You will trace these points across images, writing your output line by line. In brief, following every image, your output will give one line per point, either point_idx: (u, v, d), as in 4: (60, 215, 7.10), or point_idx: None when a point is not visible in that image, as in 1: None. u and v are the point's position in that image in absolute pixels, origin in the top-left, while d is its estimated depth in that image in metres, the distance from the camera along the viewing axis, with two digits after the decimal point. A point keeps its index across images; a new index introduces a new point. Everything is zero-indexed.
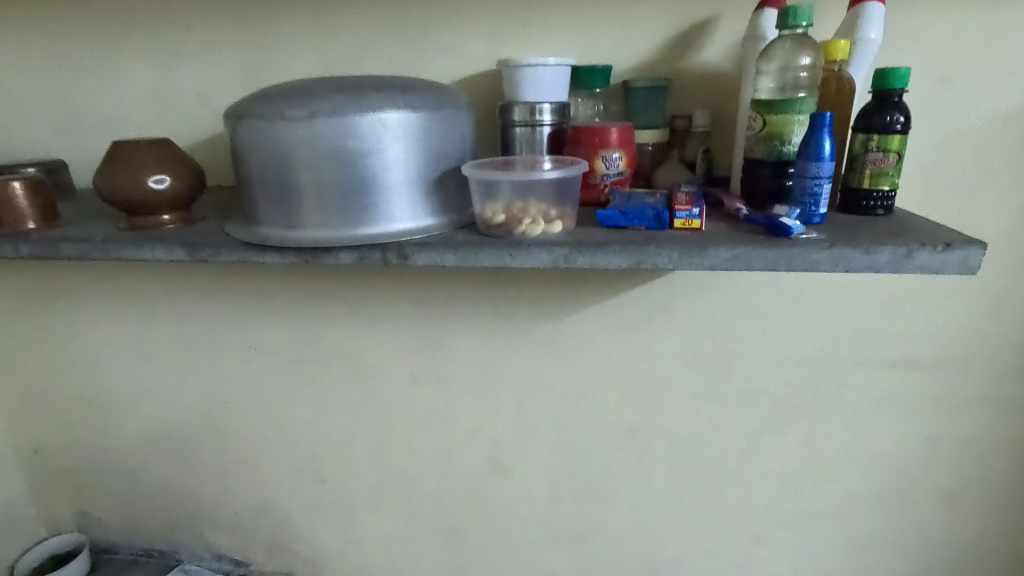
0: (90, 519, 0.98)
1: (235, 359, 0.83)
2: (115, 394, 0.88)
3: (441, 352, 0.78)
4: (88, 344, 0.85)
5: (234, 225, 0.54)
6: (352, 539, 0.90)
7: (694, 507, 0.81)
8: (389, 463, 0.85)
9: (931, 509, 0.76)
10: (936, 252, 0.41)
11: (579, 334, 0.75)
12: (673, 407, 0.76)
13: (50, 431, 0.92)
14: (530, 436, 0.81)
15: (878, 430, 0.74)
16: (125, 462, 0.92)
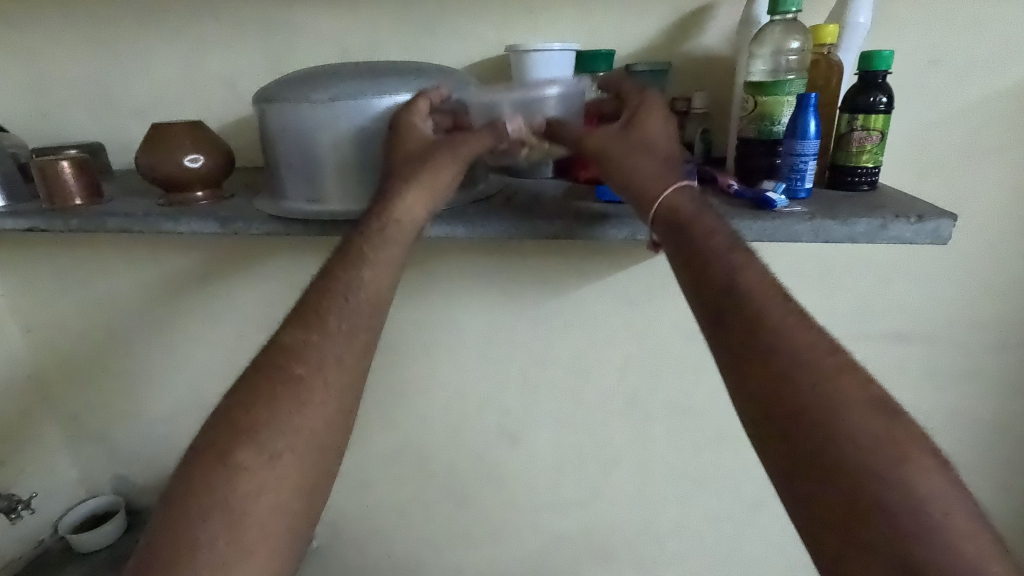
0: (127, 484, 1.04)
1: (260, 332, 0.88)
2: (148, 367, 0.94)
3: (452, 327, 0.83)
4: (124, 319, 0.91)
5: (263, 201, 0.59)
6: (369, 504, 0.96)
7: (694, 474, 0.85)
8: (403, 430, 0.90)
9: None
10: (909, 223, 0.45)
11: (586, 308, 0.78)
12: (675, 378, 0.80)
13: (89, 401, 0.99)
14: (538, 405, 0.85)
15: None
16: (159, 429, 0.99)
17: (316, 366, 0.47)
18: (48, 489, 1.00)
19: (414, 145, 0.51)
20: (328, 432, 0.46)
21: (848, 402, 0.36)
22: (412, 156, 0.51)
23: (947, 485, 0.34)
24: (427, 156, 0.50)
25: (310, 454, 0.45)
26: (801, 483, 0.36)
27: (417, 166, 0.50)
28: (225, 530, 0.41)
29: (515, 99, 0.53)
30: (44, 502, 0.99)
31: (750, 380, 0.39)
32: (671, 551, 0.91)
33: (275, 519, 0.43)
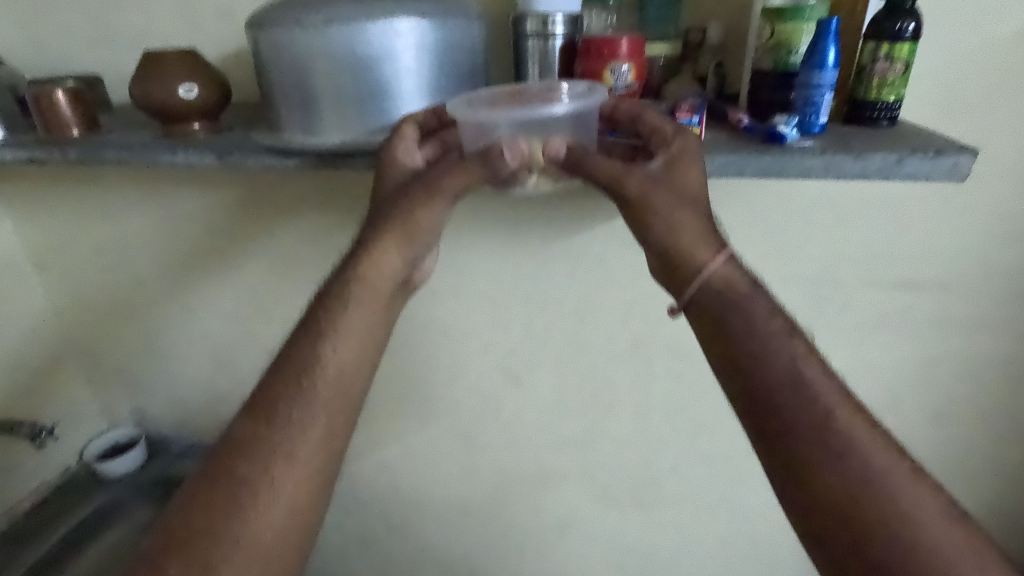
0: (144, 416, 1.09)
1: (265, 272, 0.89)
2: (158, 304, 0.96)
3: (457, 269, 0.82)
4: (132, 258, 0.92)
5: (260, 133, 0.58)
6: (376, 440, 0.99)
7: (693, 417, 0.86)
8: (407, 370, 0.92)
9: (929, 426, 0.79)
10: (925, 158, 0.43)
11: (590, 251, 0.77)
12: (679, 323, 0.80)
13: (103, 337, 1.02)
14: (540, 348, 0.86)
15: (882, 351, 0.76)
16: (172, 365, 1.01)
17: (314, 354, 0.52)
18: (71, 419, 1.05)
19: (391, 184, 0.51)
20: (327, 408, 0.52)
21: (863, 446, 0.46)
22: (393, 195, 0.51)
23: (930, 503, 0.45)
24: (405, 202, 0.51)
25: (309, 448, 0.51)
26: (816, 520, 0.46)
27: (401, 208, 0.51)
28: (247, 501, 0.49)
29: (518, 123, 0.49)
30: (68, 431, 1.04)
31: (778, 447, 0.47)
32: (669, 489, 0.93)
33: (261, 547, 0.49)
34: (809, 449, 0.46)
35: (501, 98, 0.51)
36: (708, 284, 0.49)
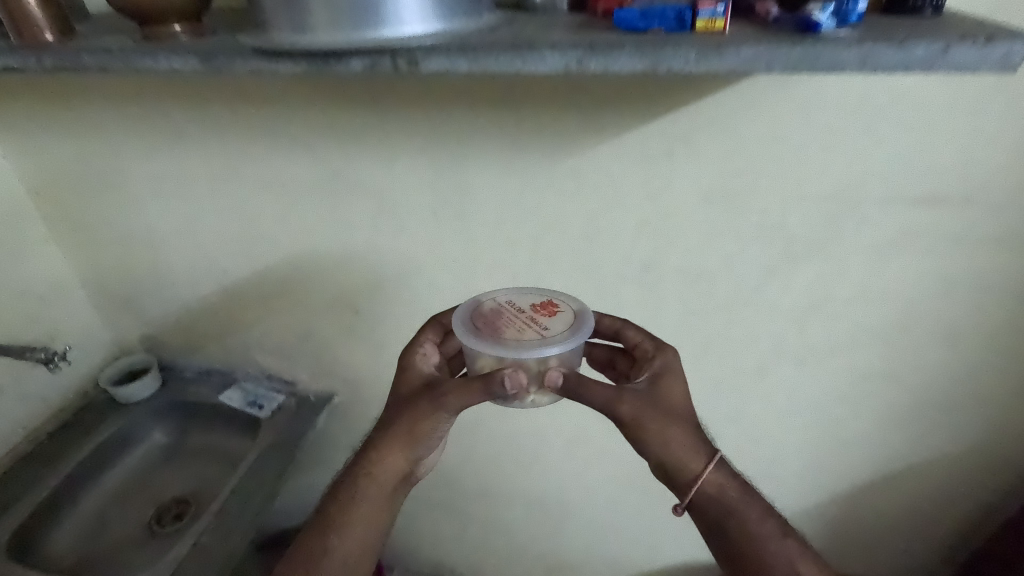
0: (155, 342, 1.10)
1: (266, 195, 0.87)
2: (160, 229, 0.95)
3: (462, 189, 0.79)
4: (130, 181, 0.90)
5: (247, 35, 0.53)
6: (385, 363, 1.01)
7: (701, 340, 0.86)
8: (413, 295, 0.92)
9: (940, 347, 0.79)
10: (976, 46, 0.39)
11: (600, 169, 0.74)
12: (690, 243, 0.77)
13: (107, 264, 1.01)
14: (547, 272, 0.84)
15: (898, 270, 0.74)
16: (179, 291, 1.02)
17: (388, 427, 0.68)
18: (83, 344, 1.06)
19: (405, 391, 0.68)
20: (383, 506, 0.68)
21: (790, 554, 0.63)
22: (402, 398, 0.67)
23: None
24: (412, 399, 0.65)
25: (373, 500, 0.67)
26: None
27: (410, 416, 0.65)
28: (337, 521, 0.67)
29: (508, 359, 0.60)
30: (82, 356, 1.06)
31: (732, 541, 0.64)
32: None
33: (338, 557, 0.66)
34: (750, 540, 0.63)
35: (497, 338, 0.62)
36: (702, 493, 0.63)
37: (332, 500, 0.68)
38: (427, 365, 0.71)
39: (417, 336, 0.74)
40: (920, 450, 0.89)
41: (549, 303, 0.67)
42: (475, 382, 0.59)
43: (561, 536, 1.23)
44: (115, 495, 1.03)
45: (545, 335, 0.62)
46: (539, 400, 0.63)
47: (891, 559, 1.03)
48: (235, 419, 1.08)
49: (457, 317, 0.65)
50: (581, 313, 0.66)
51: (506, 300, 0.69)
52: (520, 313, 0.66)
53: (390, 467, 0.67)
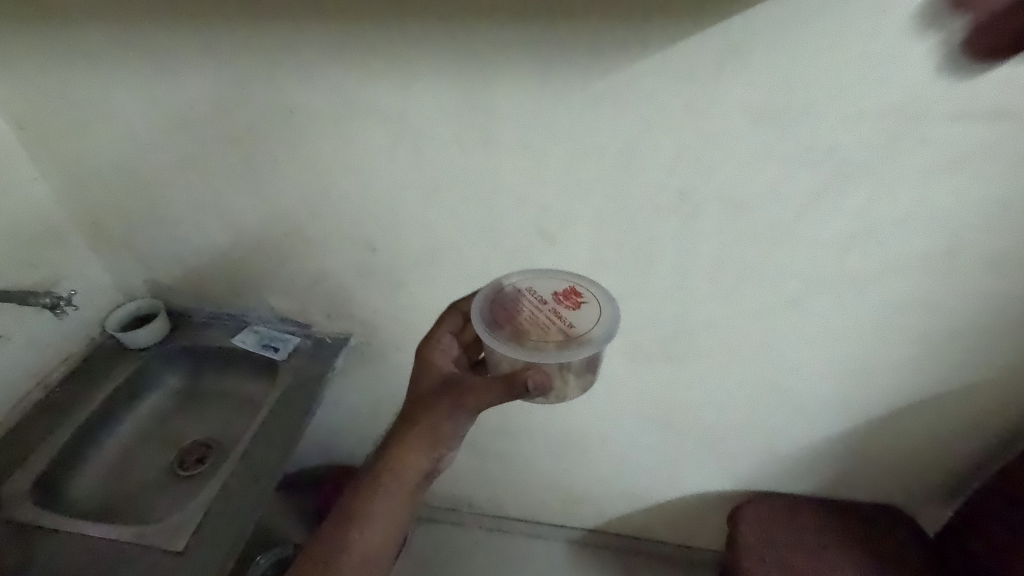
0: (162, 286, 1.06)
1: (273, 125, 0.80)
2: (158, 165, 0.88)
3: (488, 113, 0.73)
4: (122, 111, 0.83)
5: None
6: (404, 302, 0.98)
7: (735, 272, 0.83)
8: (434, 232, 0.87)
9: (979, 273, 0.77)
10: None
11: (641, 87, 0.68)
12: (733, 169, 0.73)
13: (104, 204, 0.95)
14: (577, 204, 0.80)
15: (947, 194, 0.71)
16: (184, 233, 0.97)
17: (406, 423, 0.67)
18: (86, 290, 1.01)
19: (426, 386, 0.69)
20: (399, 503, 0.68)
21: None
22: (423, 395, 0.68)
23: None
24: (434, 398, 0.67)
25: (392, 495, 0.67)
26: None
27: (429, 413, 0.66)
28: (351, 523, 0.67)
29: (529, 359, 0.62)
30: (86, 302, 1.02)
31: None
32: (701, 343, 0.94)
33: (354, 554, 0.66)
34: None
35: (521, 340, 0.63)
36: None
37: (354, 493, 0.68)
38: (447, 360, 0.73)
39: (435, 328, 0.76)
40: (949, 374, 0.90)
41: (572, 292, 0.68)
42: (498, 384, 0.62)
43: (580, 471, 1.24)
44: (133, 441, 1.01)
45: (570, 334, 0.64)
46: (564, 394, 0.65)
47: (905, 475, 1.08)
48: (251, 363, 1.06)
49: (479, 312, 0.67)
50: (604, 305, 0.67)
51: (528, 288, 0.69)
52: (542, 306, 0.67)
53: (411, 461, 0.66)
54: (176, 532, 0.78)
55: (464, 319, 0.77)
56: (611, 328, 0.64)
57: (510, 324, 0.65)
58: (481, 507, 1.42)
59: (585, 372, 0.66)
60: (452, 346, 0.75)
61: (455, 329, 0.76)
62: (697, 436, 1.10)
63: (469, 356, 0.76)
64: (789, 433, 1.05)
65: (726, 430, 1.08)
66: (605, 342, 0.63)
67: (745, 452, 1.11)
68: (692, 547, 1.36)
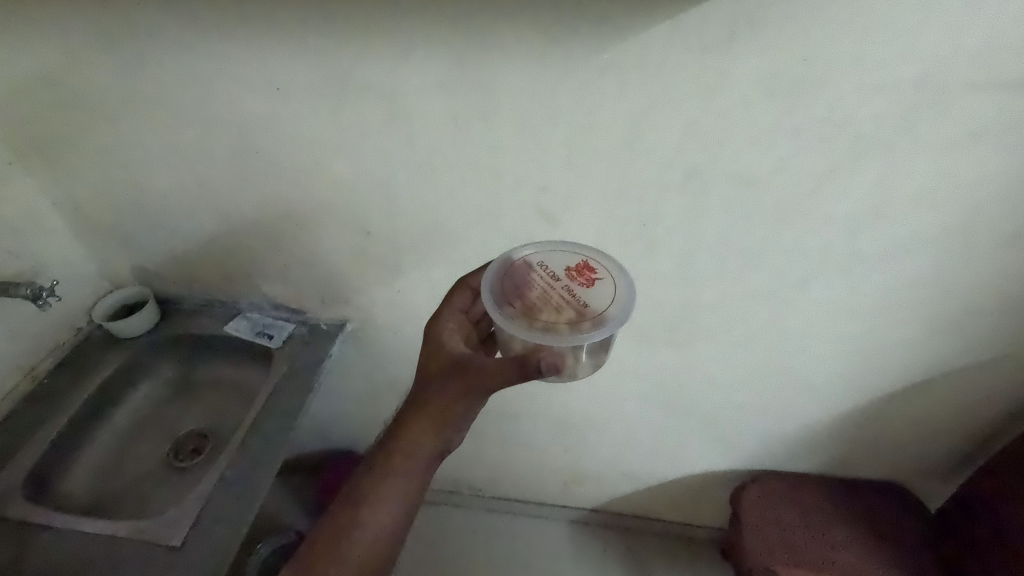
0: (150, 273, 1.03)
1: (258, 104, 0.76)
2: (141, 147, 0.84)
3: (488, 89, 0.70)
4: (99, 90, 0.79)
5: None
6: (401, 286, 0.96)
7: (743, 251, 0.81)
8: (431, 214, 0.84)
9: (992, 250, 0.75)
10: None
11: (649, 59, 0.65)
12: (743, 146, 0.70)
13: (85, 189, 0.91)
14: (581, 183, 0.77)
15: (965, 169, 0.69)
16: (170, 218, 0.93)
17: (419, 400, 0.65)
18: (70, 279, 0.98)
19: (434, 367, 0.66)
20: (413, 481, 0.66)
21: None
22: (431, 377, 0.66)
23: None
24: (443, 380, 0.64)
25: (405, 472, 0.65)
26: None
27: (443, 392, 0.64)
28: (364, 502, 0.65)
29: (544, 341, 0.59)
30: (70, 291, 0.98)
31: None
32: (706, 324, 0.92)
33: (369, 532, 0.65)
34: None
35: (534, 319, 0.61)
36: None
37: (365, 472, 0.66)
38: (456, 340, 0.69)
39: (443, 306, 0.72)
40: (958, 351, 0.89)
41: (585, 268, 0.66)
42: (511, 364, 0.59)
43: (582, 452, 1.24)
44: (125, 432, 0.99)
45: (584, 313, 0.62)
46: (575, 372, 0.64)
47: (908, 451, 1.08)
48: (245, 351, 1.03)
49: (490, 290, 0.64)
50: (618, 282, 0.65)
51: (540, 264, 0.67)
52: (555, 283, 0.65)
53: (425, 440, 0.65)
54: (171, 526, 0.76)
55: (473, 296, 0.73)
56: (626, 307, 0.62)
57: (522, 304, 0.63)
58: (483, 489, 1.42)
59: (597, 351, 0.64)
60: (461, 325, 0.71)
61: (464, 306, 0.72)
62: (700, 417, 1.09)
63: (478, 335, 0.73)
64: (793, 412, 1.05)
65: (729, 411, 1.07)
66: (620, 321, 0.61)
67: (748, 432, 1.11)
68: (693, 525, 1.37)
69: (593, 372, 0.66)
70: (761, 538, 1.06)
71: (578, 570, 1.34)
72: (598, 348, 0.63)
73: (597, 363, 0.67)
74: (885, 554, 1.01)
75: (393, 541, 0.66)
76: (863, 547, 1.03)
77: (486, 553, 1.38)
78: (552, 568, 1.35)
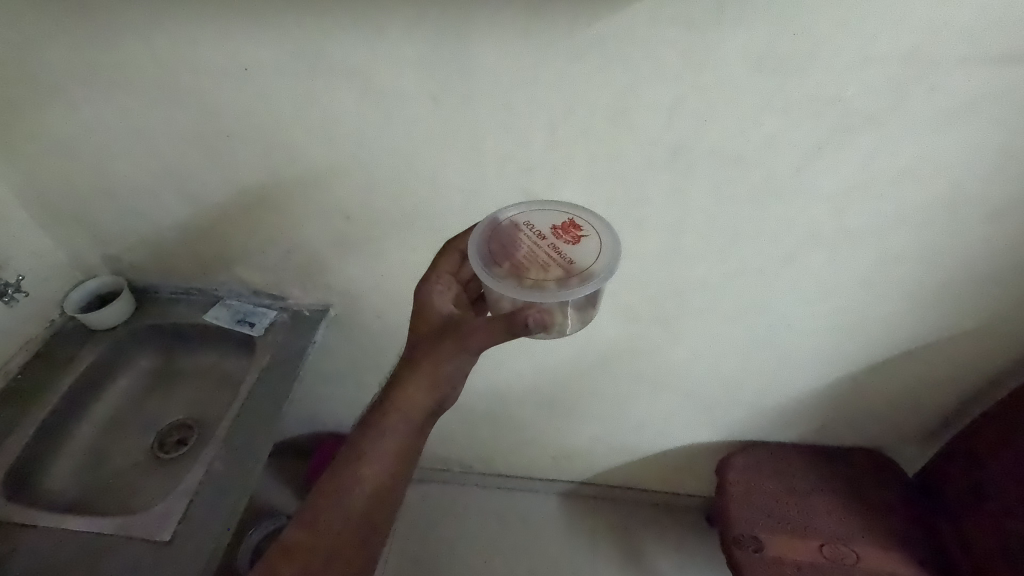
0: (123, 262, 1.00)
1: (228, 85, 0.72)
2: (102, 131, 0.80)
3: (468, 67, 0.67)
4: (53, 72, 0.74)
5: None
6: (383, 269, 0.94)
7: (729, 229, 0.80)
8: (413, 196, 0.82)
9: (975, 223, 0.76)
10: None
11: (636, 33, 0.62)
12: (731, 123, 0.68)
13: (46, 176, 0.87)
14: (567, 164, 0.75)
15: (952, 143, 0.68)
16: (140, 206, 0.89)
17: (413, 357, 0.63)
18: (37, 272, 0.94)
19: (426, 330, 0.65)
20: (406, 438, 0.63)
21: None
22: (422, 338, 0.64)
23: None
24: (435, 340, 0.62)
25: (397, 429, 0.62)
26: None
27: (432, 352, 0.62)
28: (355, 456, 0.62)
29: (530, 297, 0.58)
30: (39, 284, 0.95)
31: None
32: (692, 303, 0.92)
33: (358, 484, 0.61)
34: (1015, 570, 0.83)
35: (521, 278, 0.60)
36: None
37: (359, 428, 0.64)
38: (445, 302, 0.67)
39: (431, 270, 0.69)
40: (940, 322, 0.90)
41: (570, 225, 0.64)
42: (498, 323, 0.58)
43: (571, 428, 1.25)
44: (106, 425, 0.97)
45: (571, 270, 0.60)
46: (564, 329, 0.63)
47: (889, 418, 1.11)
48: (226, 338, 1.01)
49: (476, 252, 0.63)
50: (604, 237, 0.63)
51: (526, 223, 0.65)
52: (541, 242, 0.63)
53: (415, 398, 0.62)
54: (162, 521, 0.75)
55: (461, 258, 0.70)
56: (614, 262, 0.61)
57: (508, 263, 0.61)
58: (472, 465, 1.43)
59: (584, 307, 0.63)
60: (451, 286, 0.69)
61: (453, 269, 0.70)
62: (688, 392, 1.11)
63: (468, 297, 0.70)
64: (778, 384, 1.06)
65: (715, 385, 1.08)
66: (607, 276, 0.60)
67: (733, 405, 1.12)
68: (677, 494, 1.40)
69: (581, 328, 0.66)
70: (749, 509, 1.07)
71: (570, 541, 1.37)
72: (585, 304, 0.63)
73: (585, 320, 0.66)
74: (866, 519, 1.04)
75: (384, 499, 0.63)
76: (845, 513, 1.05)
77: (479, 528, 1.40)
78: (544, 540, 1.38)
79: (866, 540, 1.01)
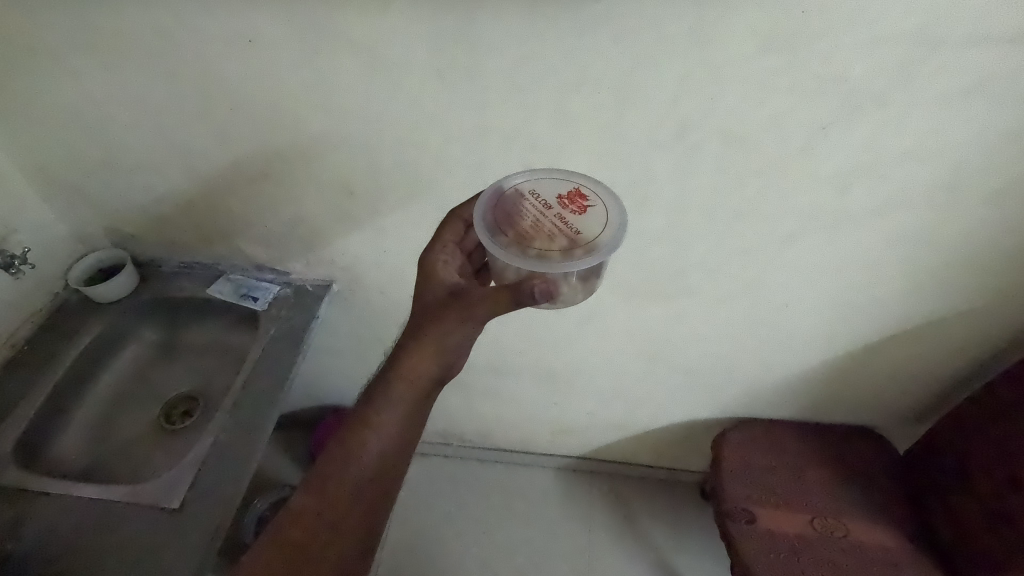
0: (125, 236, 1.00)
1: (230, 57, 0.72)
2: (102, 103, 0.79)
3: (475, 41, 0.66)
4: (50, 42, 0.73)
5: None
6: (386, 243, 0.94)
7: (732, 209, 0.81)
8: (417, 171, 0.82)
9: (974, 206, 0.76)
10: None
11: (644, 9, 0.62)
12: (736, 102, 0.68)
13: (46, 148, 0.86)
14: (570, 141, 0.75)
15: (957, 124, 0.68)
16: (142, 179, 0.89)
17: (415, 329, 0.64)
18: (41, 245, 0.94)
19: (432, 299, 0.65)
20: (411, 408, 0.64)
21: None
22: (427, 307, 0.65)
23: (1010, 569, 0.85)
24: (439, 311, 0.63)
25: (402, 400, 0.63)
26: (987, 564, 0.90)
27: (435, 324, 0.63)
28: (360, 424, 0.63)
29: (537, 268, 0.59)
30: (42, 256, 0.95)
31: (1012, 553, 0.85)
32: (693, 281, 0.93)
33: (366, 452, 0.63)
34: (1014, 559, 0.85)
35: (526, 248, 0.61)
36: None
37: (364, 398, 0.65)
38: (450, 273, 0.68)
39: (435, 238, 0.69)
40: (934, 304, 0.92)
41: (576, 195, 0.65)
42: (504, 292, 0.59)
43: (569, 403, 1.27)
44: (112, 397, 0.98)
45: (576, 241, 0.61)
46: (568, 299, 0.64)
47: (882, 396, 1.13)
48: (230, 312, 1.02)
49: (482, 219, 0.63)
50: (611, 209, 0.64)
51: (531, 191, 0.65)
52: (547, 211, 0.64)
53: (420, 368, 0.63)
54: (172, 489, 0.77)
55: (465, 228, 0.70)
56: (619, 234, 0.61)
57: (513, 234, 0.62)
58: (472, 439, 1.46)
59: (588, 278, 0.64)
60: (455, 256, 0.69)
61: (457, 238, 0.70)
62: (686, 369, 1.12)
63: (472, 266, 0.71)
64: (776, 362, 1.08)
65: (713, 362, 1.10)
66: (611, 249, 0.61)
67: (730, 382, 1.14)
68: (673, 469, 1.44)
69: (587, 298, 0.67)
70: (743, 484, 1.09)
71: (567, 514, 1.41)
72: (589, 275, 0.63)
73: (591, 291, 0.67)
74: (857, 494, 1.07)
75: (393, 467, 0.64)
76: (836, 487, 1.08)
77: (479, 500, 1.43)
78: (542, 513, 1.41)
79: (855, 514, 1.04)
